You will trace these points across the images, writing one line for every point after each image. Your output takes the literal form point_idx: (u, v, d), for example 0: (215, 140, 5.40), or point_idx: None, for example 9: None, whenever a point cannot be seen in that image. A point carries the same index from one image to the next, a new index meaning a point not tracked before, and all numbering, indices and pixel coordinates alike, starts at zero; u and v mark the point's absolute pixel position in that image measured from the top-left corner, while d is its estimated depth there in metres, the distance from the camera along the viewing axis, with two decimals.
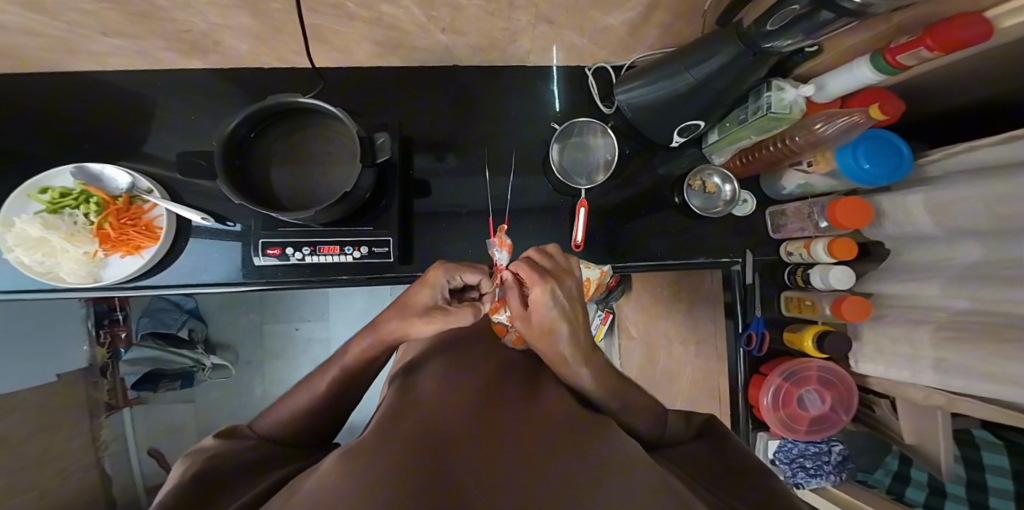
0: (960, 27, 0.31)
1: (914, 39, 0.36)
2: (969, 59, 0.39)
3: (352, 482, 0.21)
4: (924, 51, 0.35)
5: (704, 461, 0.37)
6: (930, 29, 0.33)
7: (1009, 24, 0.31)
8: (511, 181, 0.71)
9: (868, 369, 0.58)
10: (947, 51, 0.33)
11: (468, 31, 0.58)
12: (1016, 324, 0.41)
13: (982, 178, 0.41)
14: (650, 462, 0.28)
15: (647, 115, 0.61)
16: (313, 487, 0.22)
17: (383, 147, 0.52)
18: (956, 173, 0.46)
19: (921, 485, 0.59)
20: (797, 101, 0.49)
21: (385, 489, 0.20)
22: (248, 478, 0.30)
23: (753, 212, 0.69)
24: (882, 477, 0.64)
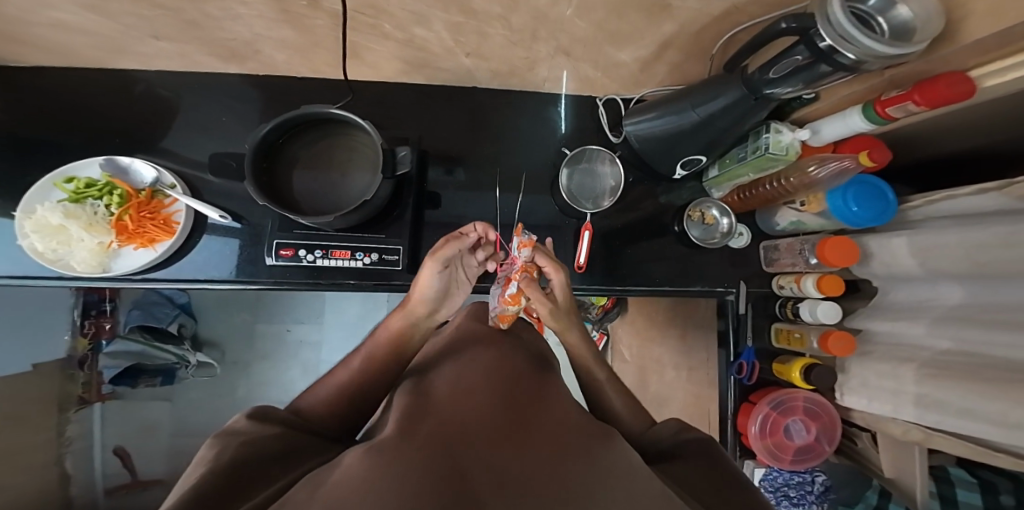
0: (948, 84, 0.35)
1: (903, 92, 0.39)
2: (948, 116, 0.43)
3: (378, 473, 0.24)
4: (912, 105, 0.38)
5: (698, 470, 0.39)
6: (918, 86, 0.37)
7: (989, 83, 0.35)
8: (519, 200, 0.74)
9: (853, 401, 0.61)
10: (933, 106, 0.37)
11: (491, 57, 0.61)
12: (989, 365, 0.44)
13: (961, 227, 0.45)
14: (649, 475, 0.31)
15: (652, 147, 0.65)
16: (340, 478, 0.25)
17: (404, 159, 0.54)
18: (939, 219, 0.49)
19: None
20: (793, 143, 0.53)
21: (410, 479, 0.23)
22: (266, 470, 0.32)
23: (748, 245, 0.72)
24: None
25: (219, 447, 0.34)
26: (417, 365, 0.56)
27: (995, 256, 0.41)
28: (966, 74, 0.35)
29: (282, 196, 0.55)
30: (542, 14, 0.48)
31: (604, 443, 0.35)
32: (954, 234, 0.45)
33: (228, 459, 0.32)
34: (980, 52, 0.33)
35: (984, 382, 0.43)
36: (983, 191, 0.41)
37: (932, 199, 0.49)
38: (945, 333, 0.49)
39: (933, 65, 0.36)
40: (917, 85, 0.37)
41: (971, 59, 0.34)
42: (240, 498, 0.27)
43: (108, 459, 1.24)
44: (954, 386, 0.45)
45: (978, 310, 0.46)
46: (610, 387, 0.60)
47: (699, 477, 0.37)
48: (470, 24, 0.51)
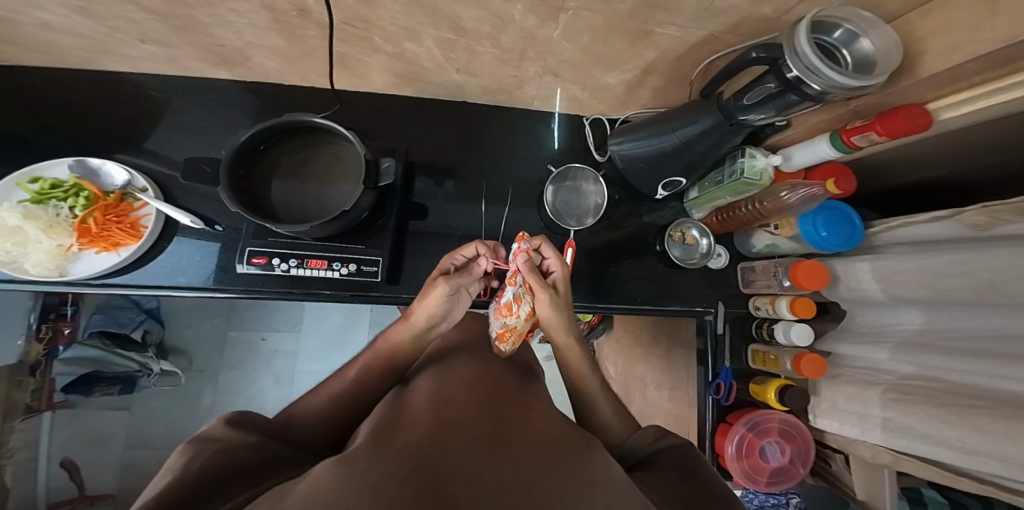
0: (905, 118, 0.37)
1: (866, 123, 0.41)
2: (911, 146, 0.46)
3: (348, 485, 0.23)
4: (874, 135, 0.40)
5: (673, 477, 0.39)
6: (879, 117, 0.39)
7: (947, 116, 0.37)
8: (505, 213, 0.74)
9: (825, 424, 0.62)
10: (893, 137, 0.39)
11: (482, 73, 0.62)
12: (949, 390, 0.46)
13: (918, 254, 0.47)
14: (628, 486, 0.31)
15: (635, 167, 0.66)
16: (308, 488, 0.24)
17: (387, 171, 0.54)
18: (896, 245, 0.52)
19: None
20: (767, 168, 0.55)
21: (381, 492, 0.22)
22: (237, 475, 0.31)
23: (726, 266, 0.74)
24: None
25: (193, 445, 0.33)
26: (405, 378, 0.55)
27: (948, 283, 0.43)
28: (922, 106, 0.37)
29: (257, 201, 0.53)
30: (531, 35, 0.49)
31: (585, 453, 0.35)
32: (911, 261, 0.47)
33: (207, 466, 0.30)
34: (934, 87, 0.35)
35: (943, 406, 0.44)
36: (939, 219, 0.44)
37: (891, 225, 0.52)
38: (907, 358, 0.51)
39: (892, 97, 0.38)
40: (878, 117, 0.39)
41: (929, 93, 0.37)
42: (218, 502, 0.27)
43: (54, 472, 1.16)
44: (915, 411, 0.47)
45: (941, 334, 0.49)
46: (596, 392, 0.59)
47: (679, 488, 0.37)
48: (460, 41, 0.52)
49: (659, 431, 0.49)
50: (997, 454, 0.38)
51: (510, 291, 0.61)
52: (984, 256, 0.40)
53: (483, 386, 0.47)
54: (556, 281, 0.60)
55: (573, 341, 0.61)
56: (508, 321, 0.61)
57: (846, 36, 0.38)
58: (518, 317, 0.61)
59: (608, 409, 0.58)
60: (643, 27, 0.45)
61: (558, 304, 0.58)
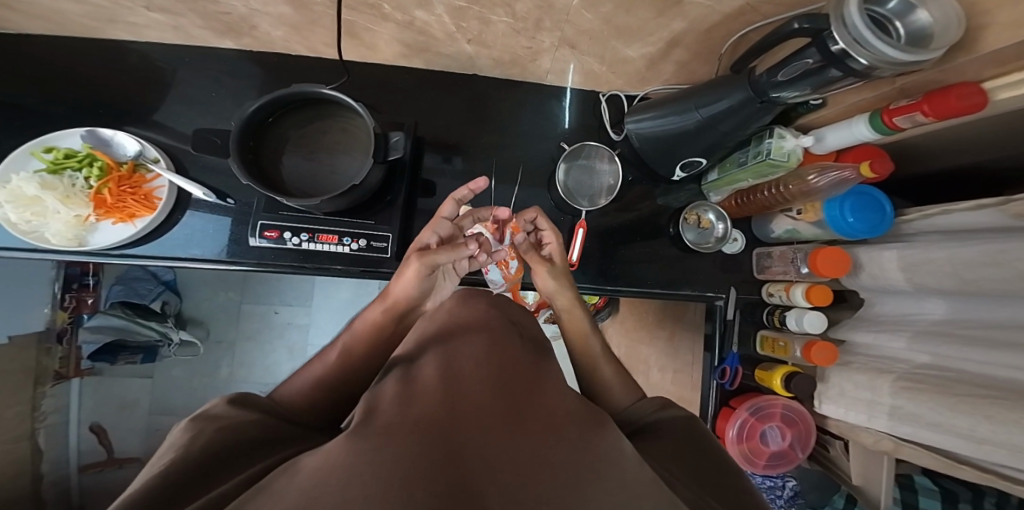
0: (959, 96, 0.34)
1: (912, 102, 0.39)
2: (958, 127, 0.42)
3: (363, 456, 0.23)
4: (920, 115, 0.38)
5: (684, 449, 0.39)
6: (928, 96, 0.36)
7: (1002, 96, 0.34)
8: (516, 193, 0.73)
9: (829, 410, 0.61)
10: (943, 118, 0.36)
11: (494, 45, 0.60)
12: (963, 381, 0.45)
13: (952, 243, 0.45)
14: (642, 462, 0.30)
15: (653, 147, 0.64)
16: (322, 458, 0.24)
17: (396, 146, 0.52)
18: (928, 233, 0.50)
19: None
20: (796, 150, 0.52)
21: (400, 466, 0.22)
22: (258, 445, 0.31)
23: (741, 251, 0.72)
24: None
25: (211, 412, 0.34)
26: (400, 353, 0.52)
27: (982, 274, 0.41)
28: (979, 85, 0.34)
29: (265, 175, 0.53)
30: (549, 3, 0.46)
31: (597, 428, 0.34)
32: (942, 250, 0.45)
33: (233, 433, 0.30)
34: (994, 64, 0.32)
35: (958, 397, 0.43)
36: (980, 207, 0.41)
37: (926, 213, 0.49)
38: (925, 348, 0.50)
39: (946, 75, 0.35)
40: (928, 95, 0.37)
41: (986, 70, 0.34)
42: (239, 465, 0.27)
43: (84, 435, 1.23)
44: (925, 400, 0.46)
45: (961, 325, 0.47)
46: (599, 357, 0.61)
47: (689, 458, 0.37)
48: (473, 10, 0.49)
49: (663, 401, 0.49)
50: (1012, 444, 0.38)
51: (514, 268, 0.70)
52: None
53: (493, 359, 0.47)
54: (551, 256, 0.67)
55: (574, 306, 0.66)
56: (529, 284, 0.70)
57: (902, 6, 0.35)
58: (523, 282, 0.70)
59: (610, 373, 0.58)
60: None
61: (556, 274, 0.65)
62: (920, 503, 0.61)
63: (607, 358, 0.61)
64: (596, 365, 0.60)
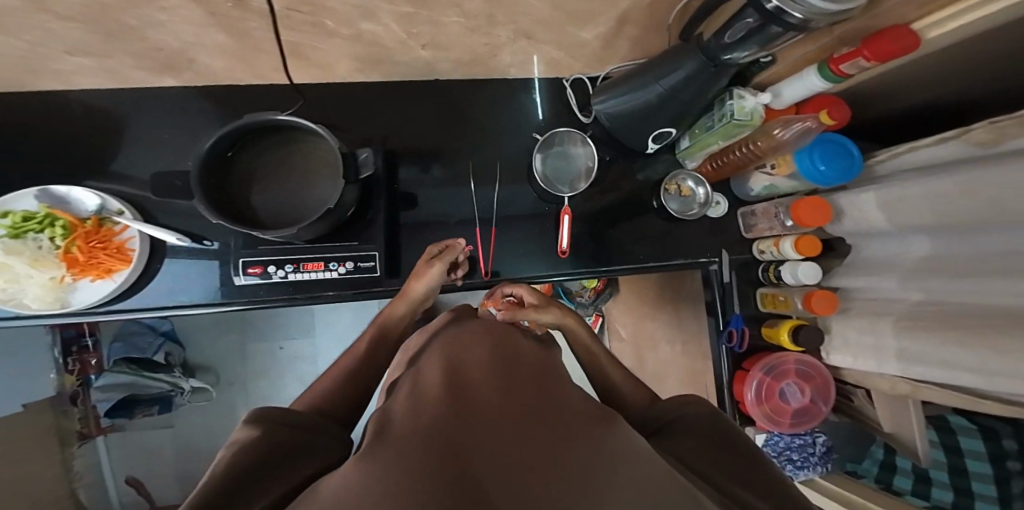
0: (892, 40, 0.33)
1: (853, 49, 0.38)
2: (913, 65, 0.41)
3: (373, 475, 0.21)
4: (862, 61, 0.37)
5: (703, 449, 0.36)
6: (866, 41, 0.36)
7: (933, 34, 0.34)
8: (495, 191, 0.72)
9: (839, 360, 0.61)
10: (883, 61, 0.36)
11: (450, 45, 0.59)
12: (962, 314, 0.43)
13: (924, 177, 0.44)
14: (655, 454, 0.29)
15: (623, 124, 0.63)
16: (332, 483, 0.22)
17: (366, 162, 0.52)
18: (901, 173, 0.48)
19: (908, 473, 0.62)
20: (757, 108, 0.52)
21: (412, 478, 0.20)
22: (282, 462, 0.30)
23: (726, 214, 0.71)
24: (870, 467, 0.67)
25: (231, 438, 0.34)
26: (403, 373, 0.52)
27: (955, 205, 0.40)
28: (909, 27, 0.34)
29: (240, 211, 0.53)
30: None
31: (610, 427, 0.33)
32: (916, 184, 0.44)
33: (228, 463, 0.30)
34: (919, 4, 0.32)
35: (959, 331, 0.42)
36: (942, 141, 0.40)
37: (894, 154, 0.48)
38: (917, 285, 0.49)
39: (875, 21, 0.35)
40: (865, 41, 0.36)
41: (911, 12, 0.33)
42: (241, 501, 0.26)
43: (121, 487, 1.25)
44: (929, 338, 0.45)
45: (949, 260, 0.46)
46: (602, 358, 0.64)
47: (709, 455, 0.35)
48: (421, 14, 0.48)
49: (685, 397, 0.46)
50: (1010, 372, 0.37)
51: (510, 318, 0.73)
52: (991, 172, 0.36)
53: (499, 364, 0.46)
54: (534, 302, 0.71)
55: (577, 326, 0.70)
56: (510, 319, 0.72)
57: None
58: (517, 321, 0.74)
59: (620, 380, 0.58)
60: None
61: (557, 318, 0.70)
62: (962, 444, 0.59)
63: (610, 361, 0.63)
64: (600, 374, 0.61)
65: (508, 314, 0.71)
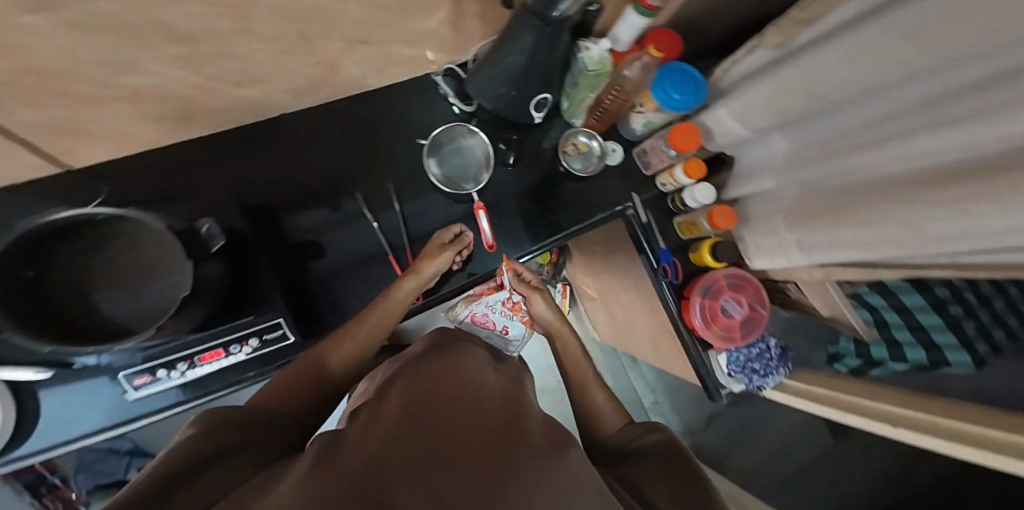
0: None
1: None
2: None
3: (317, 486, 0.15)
4: None
5: (660, 476, 0.34)
6: None
7: None
8: (399, 213, 0.58)
9: (762, 265, 0.57)
10: None
11: (272, 77, 0.42)
12: (836, 194, 0.42)
13: (761, 78, 0.45)
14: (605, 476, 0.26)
15: (500, 99, 0.58)
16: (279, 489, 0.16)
17: (212, 234, 0.40)
18: (735, 83, 0.51)
19: (881, 343, 0.75)
20: (604, 55, 0.54)
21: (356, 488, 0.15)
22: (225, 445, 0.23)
23: (623, 158, 0.69)
24: (846, 345, 0.80)
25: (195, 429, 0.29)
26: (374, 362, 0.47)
27: (785, 101, 0.42)
28: None
29: (75, 326, 0.40)
30: (288, 26, 0.32)
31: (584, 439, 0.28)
32: (751, 91, 0.46)
33: None
34: None
35: (841, 214, 0.40)
36: (754, 49, 0.46)
37: (730, 67, 0.50)
38: (791, 180, 0.49)
39: None
40: None
41: None
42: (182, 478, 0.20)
43: None
44: (820, 225, 0.43)
45: (805, 150, 0.47)
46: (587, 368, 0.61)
47: (665, 483, 0.33)
48: (201, 49, 0.30)
49: (646, 427, 0.46)
50: (898, 241, 0.35)
51: (516, 297, 0.64)
52: (813, 57, 0.36)
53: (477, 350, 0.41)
54: (535, 281, 0.66)
55: (564, 325, 0.65)
56: (516, 297, 0.64)
57: None
58: (518, 312, 0.64)
59: (602, 398, 0.56)
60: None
61: (551, 301, 0.64)
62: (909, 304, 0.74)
63: (597, 379, 0.59)
64: (588, 391, 0.57)
65: (510, 298, 0.64)
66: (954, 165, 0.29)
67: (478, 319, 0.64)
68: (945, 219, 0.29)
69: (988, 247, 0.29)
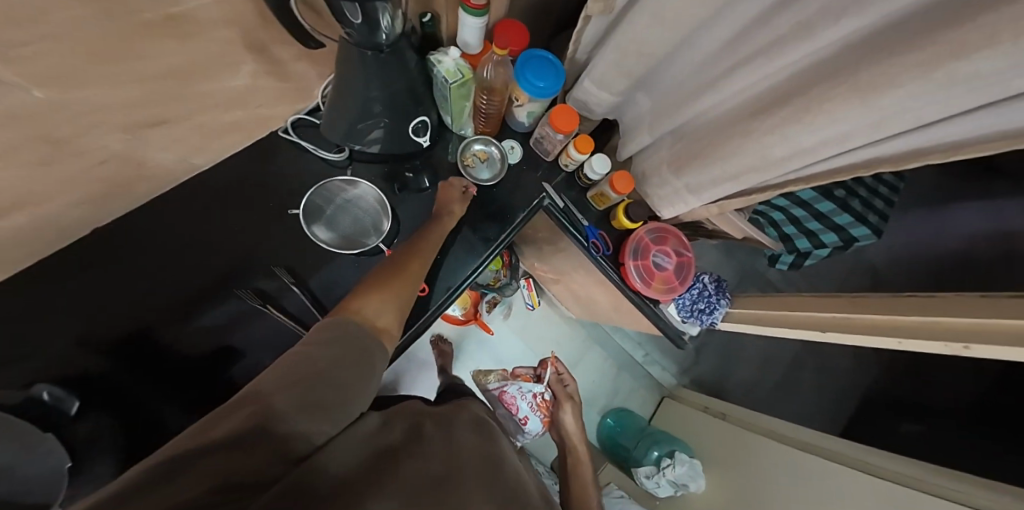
0: None
1: None
2: None
3: None
4: None
5: None
6: None
7: None
8: (302, 293, 0.54)
9: (671, 212, 0.56)
10: None
11: (78, 187, 0.36)
12: (701, 134, 0.43)
13: (602, 47, 0.45)
14: None
15: (373, 136, 0.54)
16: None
17: (60, 398, 0.42)
18: (588, 52, 0.51)
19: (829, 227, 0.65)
20: (459, 62, 0.51)
21: None
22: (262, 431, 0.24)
23: (524, 151, 0.68)
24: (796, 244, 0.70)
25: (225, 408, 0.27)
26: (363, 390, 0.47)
27: (629, 64, 0.43)
28: None
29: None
30: (46, 120, 0.27)
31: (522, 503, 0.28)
32: (598, 62, 0.46)
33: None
34: None
35: (711, 152, 0.41)
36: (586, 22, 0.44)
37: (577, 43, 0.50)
38: (660, 131, 0.49)
39: None
40: None
41: None
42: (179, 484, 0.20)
43: None
44: (697, 166, 0.44)
45: (664, 100, 0.47)
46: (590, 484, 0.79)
47: None
48: None
49: None
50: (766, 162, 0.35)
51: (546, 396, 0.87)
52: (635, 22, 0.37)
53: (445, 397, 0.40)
54: (571, 393, 0.89)
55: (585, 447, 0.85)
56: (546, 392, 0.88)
57: None
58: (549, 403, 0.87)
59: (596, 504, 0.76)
60: (163, 13, 0.25)
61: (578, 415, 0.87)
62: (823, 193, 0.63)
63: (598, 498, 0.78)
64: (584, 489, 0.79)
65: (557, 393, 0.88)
66: (787, 85, 0.31)
67: (511, 398, 0.86)
68: (792, 136, 0.31)
69: (834, 154, 0.31)
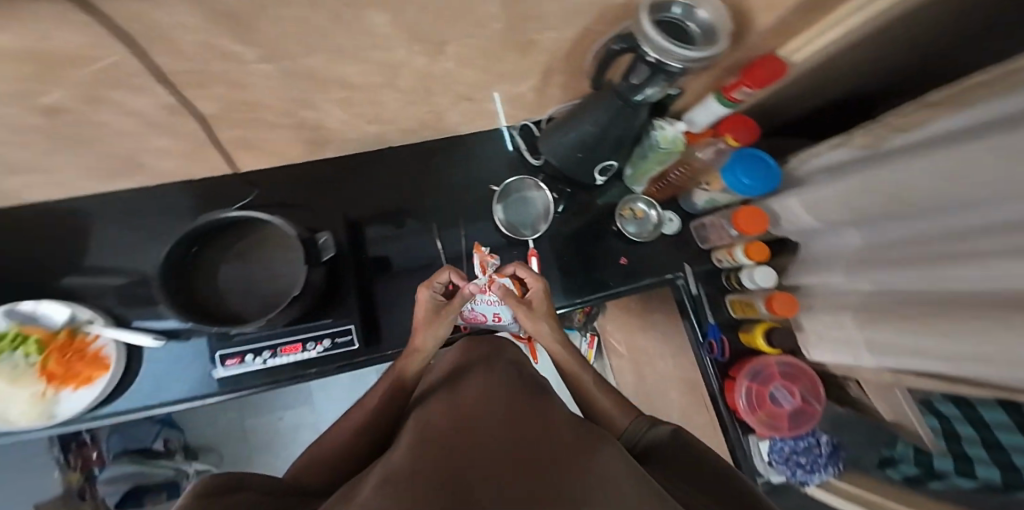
0: (764, 69, 0.43)
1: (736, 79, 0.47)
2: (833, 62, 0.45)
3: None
4: (745, 89, 0.47)
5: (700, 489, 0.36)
6: (743, 74, 0.45)
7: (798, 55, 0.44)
8: (462, 232, 0.70)
9: (829, 353, 0.54)
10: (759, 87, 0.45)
11: (389, 111, 0.52)
12: (909, 298, 0.42)
13: (830, 179, 0.47)
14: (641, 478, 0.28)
15: (571, 163, 0.62)
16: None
17: (327, 246, 0.55)
18: (813, 173, 0.52)
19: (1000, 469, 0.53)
20: (677, 135, 0.57)
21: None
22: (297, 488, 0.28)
23: (680, 228, 0.71)
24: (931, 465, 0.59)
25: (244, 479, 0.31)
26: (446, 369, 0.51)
27: (865, 202, 0.42)
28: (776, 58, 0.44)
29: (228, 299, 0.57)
30: (426, 67, 0.41)
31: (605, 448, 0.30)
32: (822, 188, 0.48)
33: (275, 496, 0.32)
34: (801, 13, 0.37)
35: (912, 318, 0.40)
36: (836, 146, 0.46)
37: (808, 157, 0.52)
38: (862, 275, 0.48)
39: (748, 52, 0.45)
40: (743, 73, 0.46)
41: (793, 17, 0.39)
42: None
43: None
44: (890, 326, 0.43)
45: (878, 249, 0.46)
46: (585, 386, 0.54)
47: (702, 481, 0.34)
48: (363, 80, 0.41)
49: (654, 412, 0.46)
50: (971, 355, 0.34)
51: None
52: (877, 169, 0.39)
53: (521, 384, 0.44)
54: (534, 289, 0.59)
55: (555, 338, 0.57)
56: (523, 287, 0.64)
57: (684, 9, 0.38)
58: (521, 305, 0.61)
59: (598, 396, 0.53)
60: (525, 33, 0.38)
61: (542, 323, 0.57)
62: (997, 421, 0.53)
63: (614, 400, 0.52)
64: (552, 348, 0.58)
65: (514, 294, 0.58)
66: None
67: None
68: None
69: None
